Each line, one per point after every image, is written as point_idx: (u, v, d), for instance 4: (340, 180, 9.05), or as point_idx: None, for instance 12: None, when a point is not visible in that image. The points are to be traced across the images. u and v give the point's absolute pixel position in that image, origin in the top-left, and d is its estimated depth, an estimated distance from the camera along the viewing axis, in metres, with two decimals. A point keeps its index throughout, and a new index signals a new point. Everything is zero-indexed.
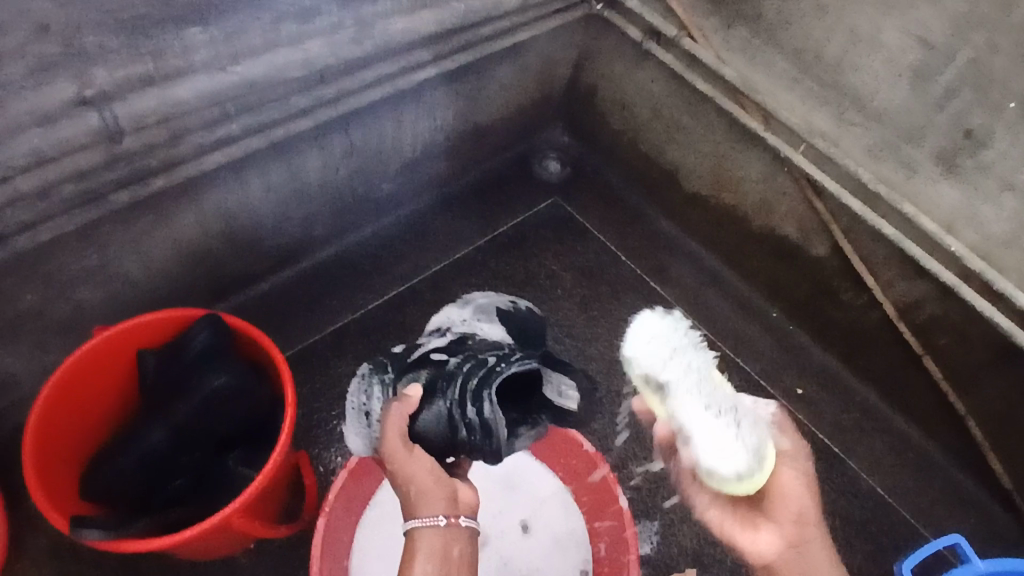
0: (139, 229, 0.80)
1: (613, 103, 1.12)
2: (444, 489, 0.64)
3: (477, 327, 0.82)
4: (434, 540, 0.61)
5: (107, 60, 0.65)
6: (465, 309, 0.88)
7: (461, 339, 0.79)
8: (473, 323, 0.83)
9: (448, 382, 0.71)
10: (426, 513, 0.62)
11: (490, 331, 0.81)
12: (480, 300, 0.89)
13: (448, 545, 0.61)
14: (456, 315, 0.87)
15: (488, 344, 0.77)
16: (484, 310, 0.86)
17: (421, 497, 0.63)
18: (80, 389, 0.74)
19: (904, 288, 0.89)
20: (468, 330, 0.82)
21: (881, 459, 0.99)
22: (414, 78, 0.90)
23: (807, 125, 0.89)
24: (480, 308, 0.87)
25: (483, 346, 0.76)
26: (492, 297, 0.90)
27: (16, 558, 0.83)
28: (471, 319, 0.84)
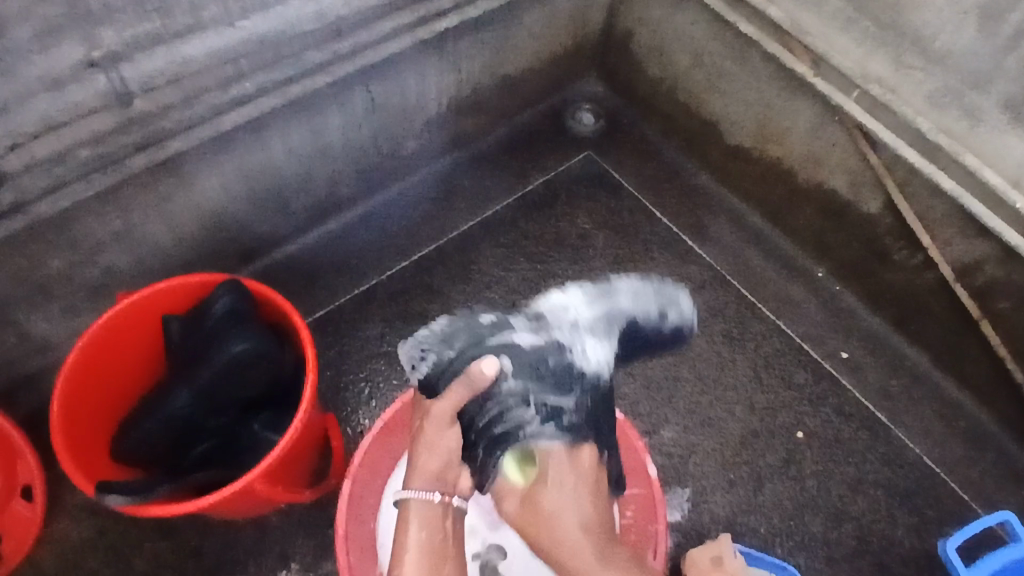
0: (161, 193, 0.78)
1: (650, 49, 1.05)
2: (448, 473, 0.66)
3: (580, 341, 0.68)
4: (428, 516, 0.64)
5: (114, 20, 0.61)
6: (591, 299, 0.70)
7: (550, 352, 0.67)
8: (579, 332, 0.69)
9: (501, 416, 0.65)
10: (419, 486, 0.65)
11: (590, 350, 0.68)
12: (625, 289, 0.72)
13: (439, 521, 0.64)
14: (573, 305, 0.70)
15: (561, 384, 0.66)
16: (607, 319, 0.69)
17: (426, 471, 0.65)
18: (108, 352, 0.75)
19: (963, 248, 0.82)
20: (568, 341, 0.68)
21: (931, 428, 0.94)
22: (435, 28, 0.86)
23: (861, 69, 0.81)
24: (603, 313, 0.69)
25: (551, 385, 0.65)
26: (650, 289, 0.73)
27: (56, 514, 0.85)
28: (586, 325, 0.69)
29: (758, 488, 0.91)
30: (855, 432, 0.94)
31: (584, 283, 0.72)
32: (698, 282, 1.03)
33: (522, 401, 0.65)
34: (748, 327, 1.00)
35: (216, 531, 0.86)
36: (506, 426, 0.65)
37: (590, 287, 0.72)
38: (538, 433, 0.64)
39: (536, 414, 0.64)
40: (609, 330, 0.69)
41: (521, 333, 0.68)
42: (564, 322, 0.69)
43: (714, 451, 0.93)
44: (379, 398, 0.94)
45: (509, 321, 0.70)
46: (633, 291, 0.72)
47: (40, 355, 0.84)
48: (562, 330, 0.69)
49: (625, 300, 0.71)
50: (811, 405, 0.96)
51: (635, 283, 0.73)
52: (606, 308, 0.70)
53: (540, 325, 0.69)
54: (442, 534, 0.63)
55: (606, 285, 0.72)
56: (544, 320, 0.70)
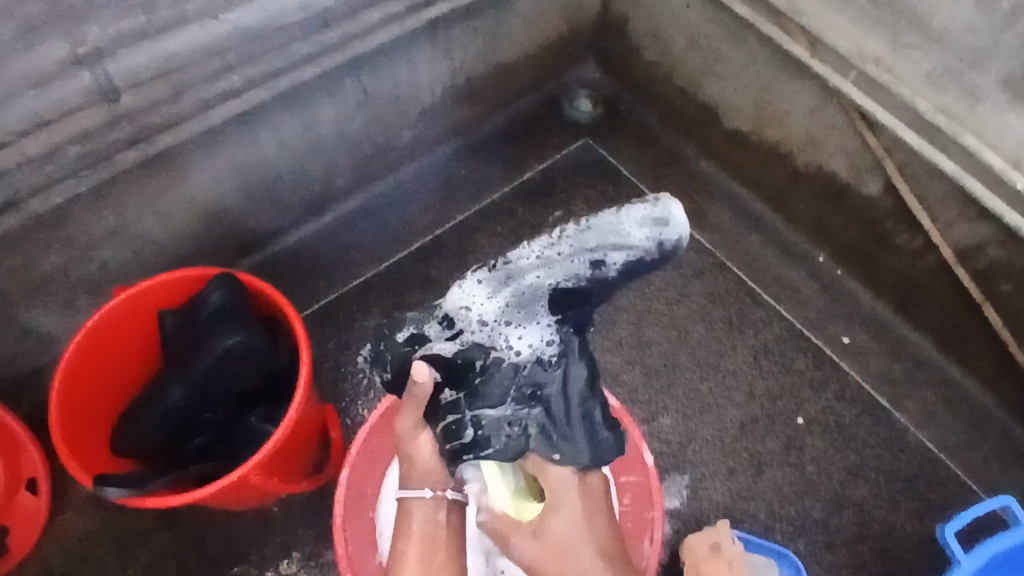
0: (154, 188, 0.78)
1: (646, 33, 1.04)
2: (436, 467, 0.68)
3: (501, 334, 0.66)
4: (422, 512, 0.67)
5: (98, 15, 0.62)
6: (493, 290, 0.67)
7: (474, 354, 0.67)
8: (497, 326, 0.67)
9: (453, 427, 0.68)
10: (414, 485, 0.67)
11: (518, 338, 0.67)
12: (531, 266, 0.66)
13: (433, 514, 0.67)
14: (475, 304, 0.67)
15: (492, 388, 0.67)
16: (520, 302, 0.66)
17: (416, 468, 0.68)
18: (104, 347, 0.76)
19: (964, 230, 0.81)
20: (487, 339, 0.67)
21: (934, 413, 0.93)
22: (424, 17, 0.85)
23: (859, 48, 0.79)
24: (512, 298, 0.66)
25: (484, 394, 0.68)
26: (575, 241, 0.65)
27: (62, 506, 0.87)
28: (497, 319, 0.67)
29: (758, 474, 0.91)
30: (856, 418, 0.94)
31: (481, 271, 0.68)
32: (697, 269, 1.02)
33: (463, 415, 0.68)
34: (748, 314, 1.00)
35: (219, 521, 0.87)
36: (458, 439, 0.68)
37: (488, 274, 0.68)
38: (485, 442, 0.67)
39: (473, 422, 0.67)
40: (532, 311, 0.66)
41: (441, 343, 0.68)
42: (471, 321, 0.67)
43: (713, 438, 0.93)
44: (378, 389, 0.95)
45: (423, 332, 0.68)
46: (541, 262, 0.66)
47: (41, 351, 0.86)
48: (475, 330, 0.67)
49: (537, 276, 0.66)
50: (811, 391, 0.95)
51: (545, 249, 0.66)
52: (512, 292, 0.66)
53: (455, 331, 0.68)
54: (437, 528, 0.66)
55: (511, 265, 0.67)
56: (456, 324, 0.68)
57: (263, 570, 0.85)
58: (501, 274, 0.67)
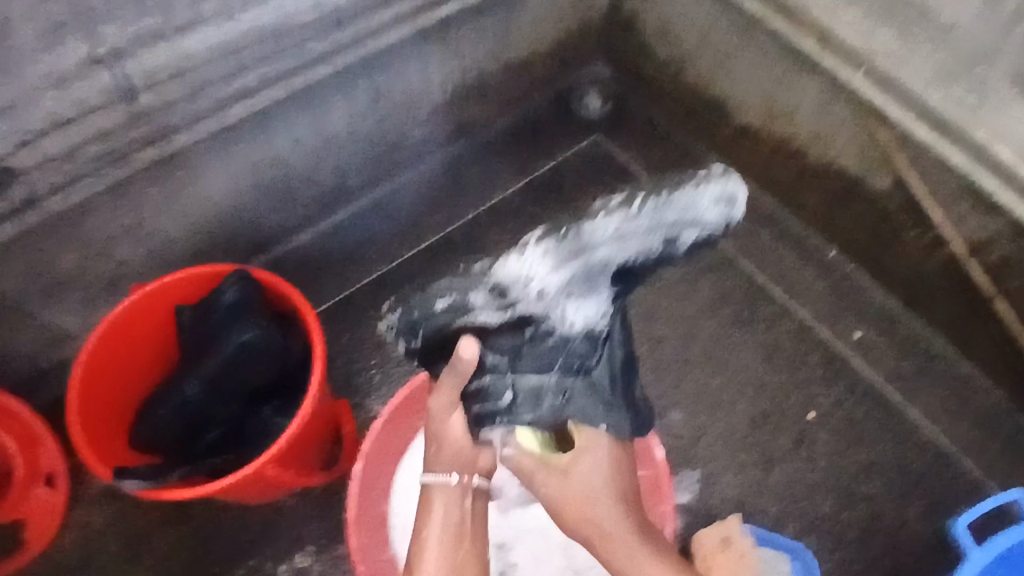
0: (171, 186, 0.79)
1: (656, 30, 1.04)
2: (463, 453, 0.66)
3: (562, 305, 0.62)
4: (447, 501, 0.65)
5: (116, 16, 0.64)
6: (558, 262, 0.59)
7: (525, 322, 0.63)
8: (554, 297, 0.61)
9: (484, 393, 0.66)
10: (439, 470, 0.66)
11: (575, 311, 0.63)
12: (604, 241, 0.59)
13: (458, 501, 0.65)
14: (535, 274, 0.60)
15: (540, 357, 0.65)
16: (584, 276, 0.60)
17: (439, 453, 0.66)
18: (122, 342, 0.77)
19: (976, 224, 0.80)
20: (542, 309, 0.62)
21: (946, 408, 0.93)
22: (436, 15, 0.86)
23: (868, 44, 0.80)
24: (576, 270, 0.60)
25: (530, 359, 0.65)
26: (651, 217, 0.59)
27: (81, 499, 0.88)
28: (558, 291, 0.60)
29: (768, 469, 0.91)
30: (866, 414, 0.94)
31: (548, 242, 0.59)
32: (707, 265, 1.03)
33: (502, 377, 0.65)
34: (757, 310, 1.00)
35: (234, 515, 0.88)
36: (483, 405, 0.66)
37: (555, 246, 0.59)
38: (522, 411, 0.66)
39: (514, 390, 0.65)
40: (593, 287, 0.61)
41: (491, 310, 0.62)
42: (530, 291, 0.60)
43: (723, 434, 0.93)
44: (391, 384, 0.96)
45: (470, 299, 0.62)
46: (616, 240, 0.59)
47: (59, 348, 0.87)
48: (534, 301, 0.61)
49: (607, 252, 0.59)
50: (821, 386, 0.95)
51: (622, 223, 0.59)
52: (580, 266, 0.60)
53: (509, 302, 0.62)
54: (461, 518, 0.65)
55: (577, 232, 0.59)
56: (508, 293, 0.61)
57: (278, 562, 0.86)
58: (570, 246, 0.59)
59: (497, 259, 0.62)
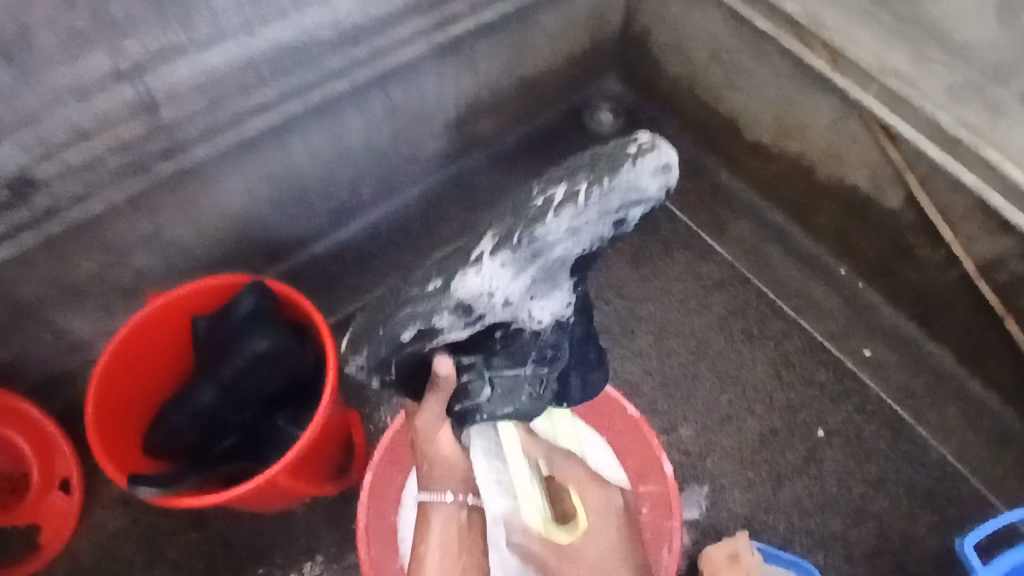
0: (188, 197, 0.81)
1: (669, 47, 1.05)
2: (458, 471, 0.70)
3: (527, 308, 0.63)
4: (444, 517, 0.70)
5: (137, 29, 0.64)
6: (517, 272, 0.60)
7: (495, 326, 0.65)
8: (518, 303, 0.62)
9: (463, 391, 0.69)
10: (434, 489, 0.70)
11: (541, 309, 0.65)
12: (558, 241, 0.60)
13: (455, 517, 0.70)
14: (499, 288, 0.61)
15: (513, 353, 0.68)
16: (541, 275, 0.62)
17: (434, 469, 0.70)
18: (138, 351, 0.78)
19: (985, 244, 0.80)
20: (509, 315, 0.63)
21: (955, 428, 0.93)
22: (451, 32, 0.87)
23: (880, 63, 0.80)
24: (534, 274, 0.61)
25: (505, 357, 0.68)
26: (597, 210, 0.59)
27: (94, 505, 0.89)
28: (522, 296, 0.62)
29: (777, 486, 0.92)
30: (877, 430, 0.95)
31: (502, 254, 0.59)
32: (716, 280, 1.04)
33: (480, 376, 0.68)
34: (767, 325, 1.01)
35: (244, 523, 0.89)
36: (464, 402, 0.69)
37: (511, 256, 0.60)
38: (497, 410, 0.70)
39: (492, 386, 0.69)
40: (552, 280, 0.64)
41: (457, 330, 0.63)
42: (492, 305, 0.61)
43: (732, 450, 0.93)
44: (401, 395, 0.97)
45: (434, 326, 0.62)
46: (568, 241, 0.60)
47: (76, 354, 0.88)
48: (497, 312, 0.62)
49: (563, 247, 0.60)
50: (830, 405, 0.96)
51: (573, 220, 0.59)
52: (533, 270, 0.61)
53: (474, 320, 0.62)
54: (456, 534, 0.69)
55: (532, 240, 0.59)
56: (471, 310, 0.61)
57: (287, 571, 0.87)
58: (525, 257, 0.60)
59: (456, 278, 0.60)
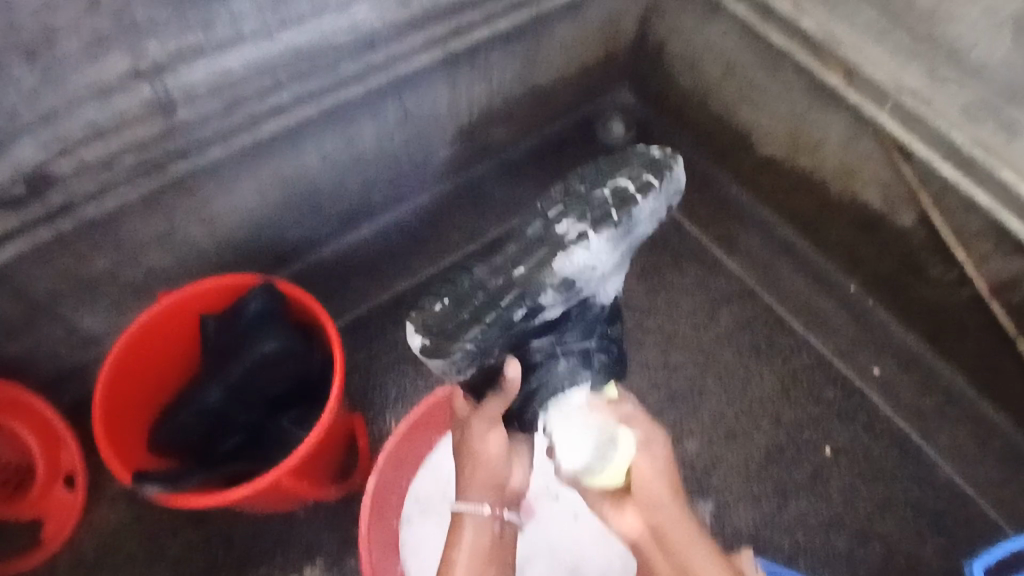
0: (202, 197, 0.81)
1: (682, 60, 1.05)
2: (497, 479, 0.73)
3: (605, 284, 0.71)
4: (478, 525, 0.69)
5: (158, 32, 0.65)
6: (613, 249, 0.69)
7: (573, 305, 0.71)
8: (603, 280, 0.70)
9: (530, 371, 0.71)
10: (473, 498, 0.70)
11: (611, 285, 0.73)
12: (644, 224, 0.71)
13: (489, 526, 0.70)
14: (599, 265, 0.69)
15: (582, 326, 0.72)
16: (624, 257, 0.71)
17: (473, 483, 0.71)
18: (145, 349, 0.78)
19: (999, 264, 0.80)
20: (590, 290, 0.70)
21: (964, 448, 0.93)
22: (466, 41, 0.88)
23: (895, 81, 0.80)
24: (622, 256, 0.70)
25: (573, 331, 0.71)
26: (661, 201, 0.72)
27: (96, 502, 0.89)
28: (607, 272, 0.70)
29: (783, 503, 0.91)
30: (884, 450, 0.94)
31: (607, 231, 0.68)
32: (725, 295, 1.05)
33: (552, 354, 0.71)
34: (776, 341, 1.02)
35: (246, 523, 0.89)
36: (536, 381, 0.71)
37: (613, 233, 0.68)
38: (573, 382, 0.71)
39: (563, 361, 0.70)
40: (625, 261, 0.73)
41: (555, 308, 0.69)
42: (592, 278, 0.69)
43: (737, 465, 0.93)
44: None
45: (540, 303, 0.68)
46: (655, 212, 0.71)
47: (85, 349, 0.88)
48: (592, 285, 0.70)
49: (645, 228, 0.71)
50: (838, 422, 0.95)
51: (654, 203, 0.71)
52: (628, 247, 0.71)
53: (570, 297, 0.69)
54: (489, 541, 0.69)
55: (628, 221, 0.69)
56: (572, 285, 0.69)
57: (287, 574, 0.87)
58: (620, 233, 0.69)
59: (559, 257, 0.68)
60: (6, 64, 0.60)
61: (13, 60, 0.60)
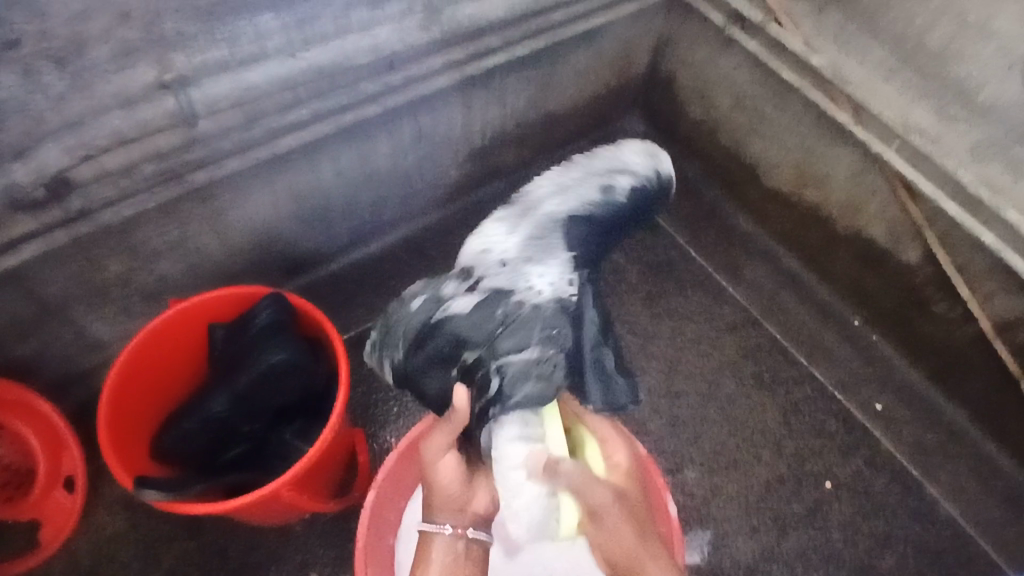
0: (217, 207, 0.83)
1: (693, 91, 1.07)
2: (461, 502, 0.71)
3: (523, 275, 0.79)
4: (443, 548, 0.71)
5: (187, 46, 0.67)
6: (518, 231, 0.84)
7: (495, 299, 0.77)
8: (519, 267, 0.80)
9: (474, 383, 0.73)
10: (435, 520, 0.71)
11: (540, 278, 0.79)
12: (554, 197, 0.88)
13: (454, 545, 0.71)
14: (498, 248, 0.82)
15: (514, 333, 0.74)
16: (539, 236, 0.83)
17: (434, 503, 0.71)
18: (155, 355, 0.79)
19: (1004, 303, 0.80)
20: (511, 280, 0.79)
21: (965, 487, 0.92)
22: (483, 65, 0.89)
23: (903, 118, 0.81)
24: (532, 234, 0.83)
25: (508, 338, 0.73)
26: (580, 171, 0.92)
27: (94, 506, 0.90)
28: (520, 259, 0.81)
29: (782, 536, 0.90)
30: (885, 486, 0.93)
31: (510, 218, 0.86)
32: (729, 324, 1.05)
33: (489, 365, 0.72)
34: (777, 374, 1.01)
35: (243, 533, 0.89)
36: (480, 397, 0.72)
37: (514, 217, 0.86)
38: (513, 394, 0.70)
39: (497, 372, 0.72)
40: (551, 243, 0.83)
41: (461, 296, 0.79)
42: (495, 265, 0.81)
43: (737, 494, 0.92)
44: (408, 417, 0.97)
45: (442, 294, 0.79)
46: (560, 198, 0.88)
47: (92, 353, 0.89)
48: (502, 273, 0.80)
49: (557, 204, 0.87)
50: (839, 456, 0.95)
51: (560, 178, 0.92)
52: (530, 230, 0.84)
53: (472, 282, 0.80)
54: (455, 558, 0.71)
55: (532, 206, 0.87)
56: (473, 274, 0.81)
57: None
58: (521, 212, 0.87)
59: (466, 250, 0.84)
60: (38, 71, 0.61)
61: (44, 67, 0.62)
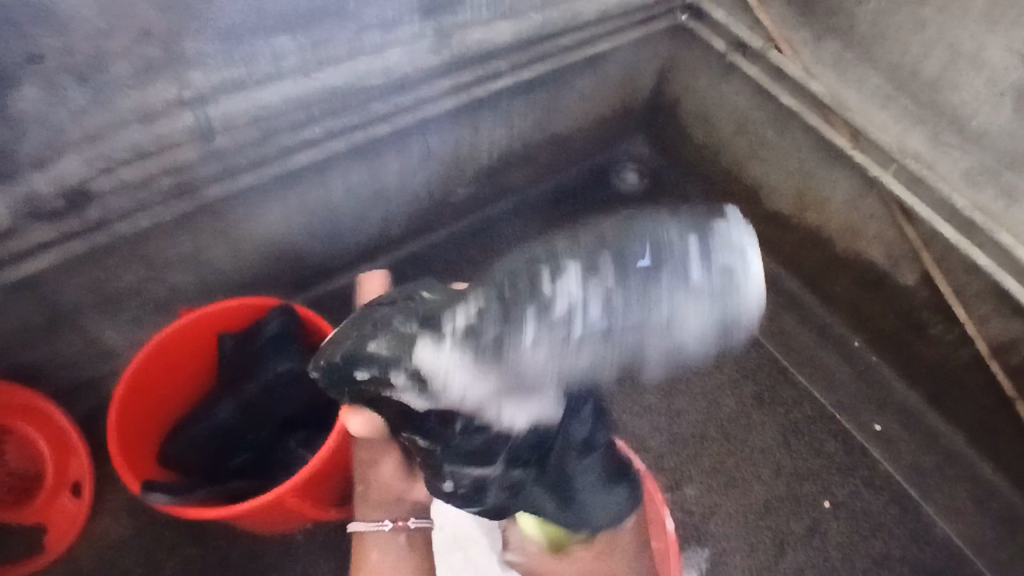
0: (230, 220, 0.85)
1: (696, 115, 1.09)
2: (393, 494, 0.76)
3: (501, 411, 0.46)
4: (383, 544, 0.75)
5: (206, 64, 0.70)
6: (479, 367, 0.42)
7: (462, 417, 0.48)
8: (504, 399, 0.45)
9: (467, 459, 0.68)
10: (374, 518, 0.75)
11: (512, 416, 0.47)
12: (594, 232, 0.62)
13: (393, 540, 0.75)
14: (455, 372, 0.43)
15: (477, 459, 0.52)
16: (532, 382, 0.43)
17: (366, 501, 0.77)
18: (165, 363, 0.81)
19: (999, 325, 0.82)
20: (487, 406, 0.45)
21: (962, 509, 0.93)
22: (491, 87, 0.92)
23: (899, 144, 0.83)
24: (512, 382, 0.43)
25: (467, 464, 0.53)
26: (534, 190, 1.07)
27: (99, 512, 0.91)
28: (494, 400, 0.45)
29: (779, 555, 0.91)
30: (882, 507, 0.93)
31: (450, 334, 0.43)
32: None
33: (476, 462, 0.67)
34: (778, 391, 1.02)
35: (245, 542, 0.90)
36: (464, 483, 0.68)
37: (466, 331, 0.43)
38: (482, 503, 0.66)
39: None
40: (536, 390, 0.45)
41: (415, 393, 0.45)
42: (447, 391, 0.44)
43: (735, 512, 0.93)
44: None
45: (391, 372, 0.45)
46: None
47: (103, 360, 0.91)
48: (476, 406, 0.45)
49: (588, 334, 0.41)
50: (837, 476, 0.96)
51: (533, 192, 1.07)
52: (503, 381, 0.43)
53: (432, 392, 0.44)
54: (396, 556, 0.75)
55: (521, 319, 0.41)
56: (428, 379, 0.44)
57: None
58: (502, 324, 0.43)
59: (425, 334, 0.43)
60: (62, 86, 0.64)
61: (68, 82, 0.64)
